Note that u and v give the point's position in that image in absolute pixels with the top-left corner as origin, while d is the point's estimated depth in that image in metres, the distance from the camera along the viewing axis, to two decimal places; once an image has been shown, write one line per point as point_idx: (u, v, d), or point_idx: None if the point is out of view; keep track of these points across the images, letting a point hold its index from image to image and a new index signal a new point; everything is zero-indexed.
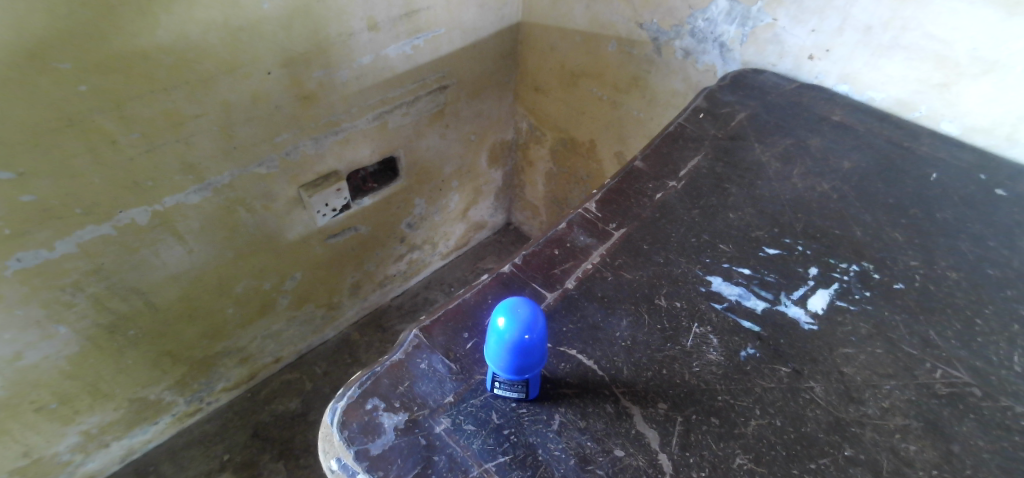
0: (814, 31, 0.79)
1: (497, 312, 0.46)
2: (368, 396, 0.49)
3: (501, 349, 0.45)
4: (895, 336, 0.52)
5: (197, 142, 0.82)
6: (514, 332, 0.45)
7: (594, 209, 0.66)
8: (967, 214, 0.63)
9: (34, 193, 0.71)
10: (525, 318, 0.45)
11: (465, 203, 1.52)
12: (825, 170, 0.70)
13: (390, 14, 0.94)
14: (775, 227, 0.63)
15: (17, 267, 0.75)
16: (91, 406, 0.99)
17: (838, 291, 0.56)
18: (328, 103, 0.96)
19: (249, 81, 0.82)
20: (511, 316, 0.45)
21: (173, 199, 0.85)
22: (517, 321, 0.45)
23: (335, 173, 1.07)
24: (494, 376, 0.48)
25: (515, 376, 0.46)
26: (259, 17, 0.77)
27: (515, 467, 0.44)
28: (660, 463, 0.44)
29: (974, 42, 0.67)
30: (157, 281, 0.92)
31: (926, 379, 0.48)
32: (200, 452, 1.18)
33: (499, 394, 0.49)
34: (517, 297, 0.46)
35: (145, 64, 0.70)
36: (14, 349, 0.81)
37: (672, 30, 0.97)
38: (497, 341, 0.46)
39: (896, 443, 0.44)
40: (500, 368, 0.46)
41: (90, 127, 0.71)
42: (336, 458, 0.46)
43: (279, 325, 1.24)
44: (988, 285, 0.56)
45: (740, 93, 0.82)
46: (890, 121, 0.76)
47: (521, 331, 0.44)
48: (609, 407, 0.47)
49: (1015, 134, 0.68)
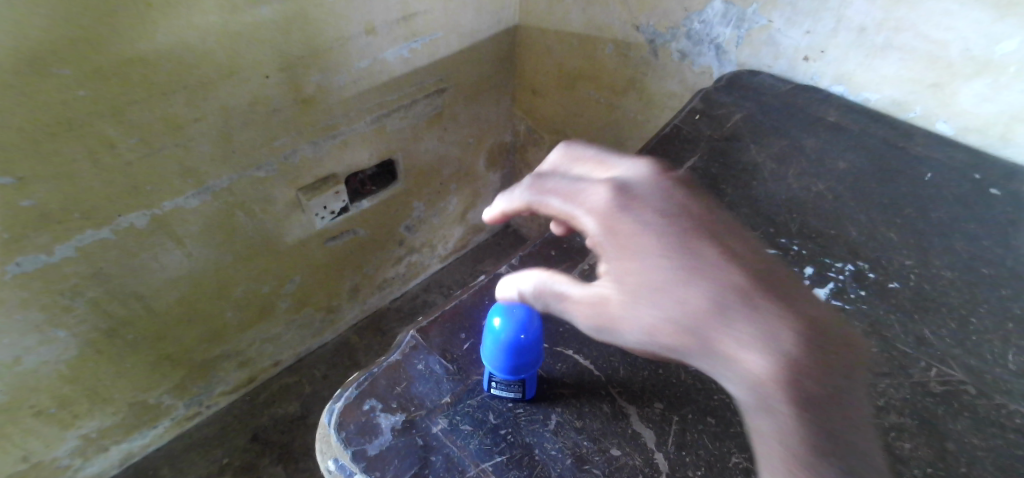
0: (808, 33, 0.79)
1: (493, 314, 0.50)
2: (365, 397, 0.50)
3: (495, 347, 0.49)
4: (889, 335, 0.54)
5: (195, 146, 0.82)
6: (509, 330, 0.48)
7: None
8: (961, 213, 0.64)
9: (33, 198, 0.71)
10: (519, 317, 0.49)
11: (464, 205, 1.53)
12: (820, 171, 0.71)
13: (388, 18, 0.95)
14: (770, 227, 0.64)
15: (16, 272, 0.75)
16: (90, 411, 0.99)
17: (832, 290, 0.58)
18: (326, 106, 0.96)
19: (248, 85, 0.83)
20: (506, 316, 0.49)
21: (172, 203, 0.85)
22: (513, 320, 0.49)
23: (333, 176, 1.08)
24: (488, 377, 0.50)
25: (510, 375, 0.48)
26: (257, 22, 0.78)
27: (512, 467, 0.45)
28: (657, 463, 0.45)
29: (967, 43, 0.67)
30: (156, 285, 0.92)
31: (920, 378, 0.50)
32: (199, 456, 1.18)
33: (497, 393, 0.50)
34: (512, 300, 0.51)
35: (144, 69, 0.71)
36: (14, 353, 0.82)
37: (668, 32, 0.97)
38: (492, 340, 0.49)
39: (890, 441, 0.46)
40: (495, 367, 0.49)
41: (88, 131, 0.71)
42: (334, 459, 0.47)
43: (278, 328, 1.24)
44: (981, 284, 0.58)
45: (737, 94, 0.83)
46: (884, 121, 0.76)
47: (516, 327, 0.49)
48: (604, 407, 0.49)
49: (1009, 134, 0.68)
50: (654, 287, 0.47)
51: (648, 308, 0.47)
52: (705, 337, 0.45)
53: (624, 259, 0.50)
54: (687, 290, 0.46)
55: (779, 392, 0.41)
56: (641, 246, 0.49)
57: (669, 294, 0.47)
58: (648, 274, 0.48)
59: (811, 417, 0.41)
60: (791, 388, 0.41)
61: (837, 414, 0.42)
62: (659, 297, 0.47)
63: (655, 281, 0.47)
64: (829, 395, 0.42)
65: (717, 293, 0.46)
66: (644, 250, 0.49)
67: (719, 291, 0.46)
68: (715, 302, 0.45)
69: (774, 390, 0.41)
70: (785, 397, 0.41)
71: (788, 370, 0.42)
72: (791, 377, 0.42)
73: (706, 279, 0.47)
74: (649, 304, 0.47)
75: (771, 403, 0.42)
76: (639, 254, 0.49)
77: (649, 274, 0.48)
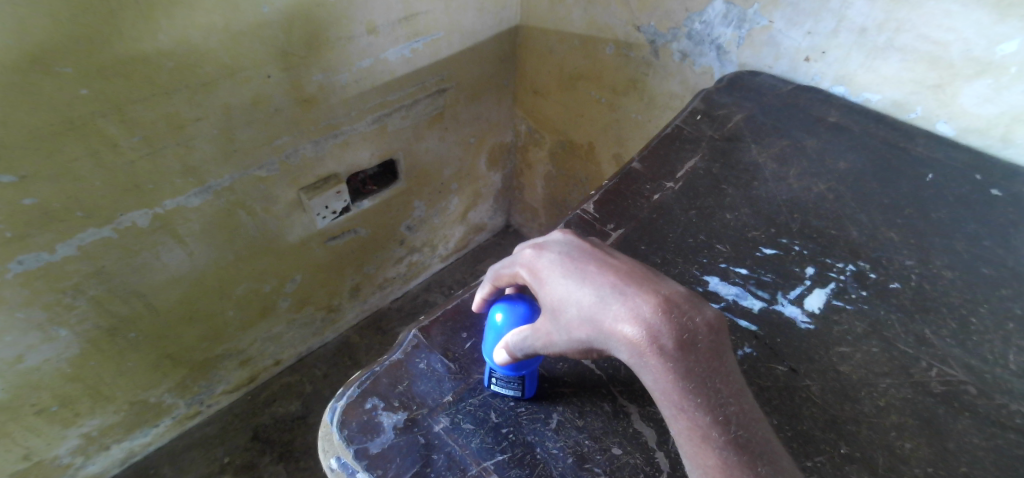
0: (809, 34, 0.79)
1: (497, 307, 0.50)
2: (366, 396, 0.50)
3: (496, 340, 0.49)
4: (890, 335, 0.54)
5: (197, 145, 0.82)
6: (510, 323, 0.48)
7: (591, 210, 0.67)
8: (962, 213, 0.65)
9: (36, 196, 0.71)
10: (521, 311, 0.48)
11: (465, 205, 1.53)
12: (821, 171, 0.71)
13: (390, 18, 0.95)
14: (771, 228, 0.64)
15: (18, 270, 0.76)
16: (91, 409, 0.99)
17: (833, 290, 0.58)
18: (327, 106, 0.96)
19: (250, 84, 0.83)
20: (507, 309, 0.49)
21: (174, 202, 0.86)
22: (514, 313, 0.48)
23: (334, 175, 1.08)
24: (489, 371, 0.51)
25: (511, 372, 0.48)
26: (258, 21, 0.78)
27: (513, 466, 0.46)
28: (657, 461, 0.46)
29: (967, 44, 0.67)
30: (158, 284, 0.92)
31: (921, 377, 0.51)
32: (200, 454, 1.19)
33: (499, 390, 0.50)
34: (515, 294, 0.50)
35: (146, 68, 0.71)
36: (15, 351, 0.82)
37: (669, 33, 0.98)
38: (494, 332, 0.49)
39: (892, 440, 0.47)
40: (496, 363, 0.48)
41: (90, 130, 0.71)
42: (336, 457, 0.47)
43: (279, 327, 1.25)
44: (982, 284, 0.58)
45: (737, 95, 0.83)
46: (885, 122, 0.76)
47: (516, 321, 0.48)
48: (606, 406, 0.49)
49: (1009, 135, 0.69)
50: (552, 304, 0.44)
51: (552, 320, 0.44)
52: (597, 340, 0.41)
53: (536, 278, 0.46)
54: (575, 298, 0.42)
55: (672, 379, 0.38)
56: (544, 267, 0.45)
57: (567, 309, 0.42)
58: (549, 291, 0.44)
59: (709, 395, 0.39)
60: (679, 369, 0.38)
61: (726, 380, 0.39)
62: (561, 309, 0.43)
63: (553, 299, 0.43)
64: (718, 358, 0.40)
65: (604, 287, 0.41)
66: (547, 270, 0.45)
67: (606, 286, 0.41)
68: (598, 301, 0.41)
69: (665, 378, 0.38)
70: (677, 381, 0.38)
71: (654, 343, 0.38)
72: (679, 354, 0.38)
73: (587, 278, 0.42)
74: (559, 319, 0.43)
75: (667, 396, 0.39)
76: (541, 273, 0.45)
77: (551, 291, 0.44)
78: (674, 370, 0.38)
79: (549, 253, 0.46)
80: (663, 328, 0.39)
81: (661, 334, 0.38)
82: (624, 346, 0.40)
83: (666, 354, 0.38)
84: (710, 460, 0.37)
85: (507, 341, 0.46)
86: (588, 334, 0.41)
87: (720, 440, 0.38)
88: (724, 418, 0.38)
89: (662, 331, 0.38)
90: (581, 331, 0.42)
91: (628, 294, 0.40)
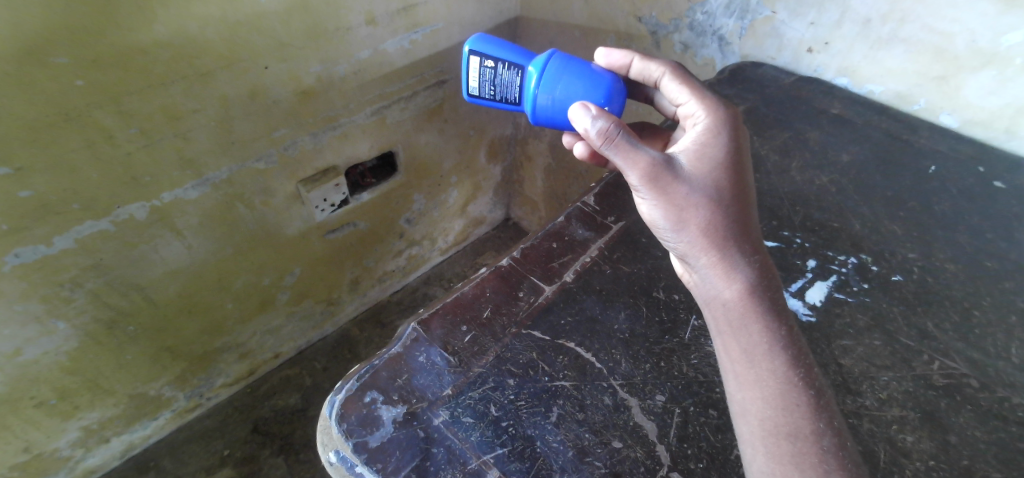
0: (813, 24, 0.78)
1: (614, 84, 0.60)
2: (366, 389, 0.50)
3: (565, 97, 0.61)
4: (892, 327, 0.54)
5: (195, 137, 0.82)
6: (594, 95, 0.60)
7: (591, 202, 0.68)
8: (965, 207, 0.64)
9: (32, 189, 0.71)
10: (615, 98, 0.60)
11: (464, 198, 1.52)
12: (824, 163, 0.71)
13: (389, 8, 0.94)
14: (773, 220, 0.63)
15: (15, 263, 0.75)
16: (91, 402, 0.99)
17: (835, 283, 0.57)
18: (326, 98, 0.96)
19: (248, 75, 0.82)
20: (615, 87, 0.60)
21: (172, 195, 0.85)
22: (613, 91, 0.60)
23: (333, 168, 1.07)
24: (527, 65, 0.63)
25: (537, 118, 0.64)
26: (257, 12, 0.77)
27: (513, 459, 0.46)
28: (658, 455, 0.46)
29: (973, 34, 0.66)
30: (157, 277, 0.92)
31: (924, 370, 0.50)
32: (201, 446, 1.19)
33: (489, 70, 0.65)
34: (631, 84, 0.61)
35: (142, 58, 0.70)
36: (14, 344, 0.82)
37: (671, 24, 0.96)
38: (581, 85, 0.60)
39: (893, 433, 0.46)
40: (543, 103, 0.62)
41: (86, 122, 0.70)
42: (335, 450, 0.47)
43: (278, 320, 1.24)
44: (986, 277, 0.57)
45: (739, 86, 0.82)
46: (888, 114, 0.76)
47: (594, 101, 0.60)
48: (607, 399, 0.50)
49: (1013, 127, 0.67)
50: (701, 185, 0.49)
51: (688, 190, 0.49)
52: (721, 241, 0.47)
53: (700, 147, 0.51)
54: (724, 203, 0.49)
55: (766, 321, 0.45)
56: (711, 147, 0.51)
57: (715, 201, 0.48)
58: (707, 174, 0.50)
59: (794, 353, 0.45)
60: (774, 312, 0.46)
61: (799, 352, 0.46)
62: (706, 193, 0.49)
63: (704, 195, 0.48)
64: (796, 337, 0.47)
65: (743, 233, 0.48)
66: (715, 154, 0.51)
67: (749, 220, 0.49)
68: (741, 224, 0.48)
69: (761, 313, 0.46)
70: (769, 318, 0.46)
71: (758, 297, 0.46)
72: (776, 316, 0.46)
73: (741, 195, 0.49)
74: (696, 210, 0.48)
75: (758, 325, 0.45)
76: (707, 157, 0.50)
77: (708, 175, 0.50)
78: (769, 319, 0.46)
79: (724, 163, 0.50)
80: (773, 281, 0.48)
81: (771, 286, 0.47)
82: (741, 265, 0.47)
83: (771, 296, 0.46)
84: (764, 389, 0.44)
85: (599, 108, 0.53)
86: (711, 240, 0.48)
87: (782, 382, 0.44)
88: (793, 378, 0.44)
89: (776, 284, 0.47)
90: (711, 221, 0.48)
91: (752, 250, 0.48)
